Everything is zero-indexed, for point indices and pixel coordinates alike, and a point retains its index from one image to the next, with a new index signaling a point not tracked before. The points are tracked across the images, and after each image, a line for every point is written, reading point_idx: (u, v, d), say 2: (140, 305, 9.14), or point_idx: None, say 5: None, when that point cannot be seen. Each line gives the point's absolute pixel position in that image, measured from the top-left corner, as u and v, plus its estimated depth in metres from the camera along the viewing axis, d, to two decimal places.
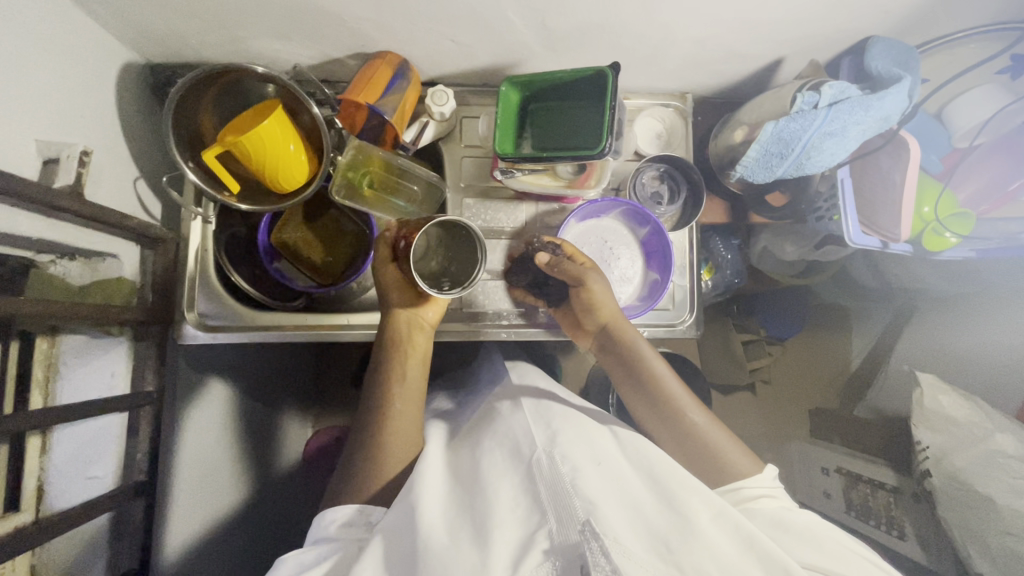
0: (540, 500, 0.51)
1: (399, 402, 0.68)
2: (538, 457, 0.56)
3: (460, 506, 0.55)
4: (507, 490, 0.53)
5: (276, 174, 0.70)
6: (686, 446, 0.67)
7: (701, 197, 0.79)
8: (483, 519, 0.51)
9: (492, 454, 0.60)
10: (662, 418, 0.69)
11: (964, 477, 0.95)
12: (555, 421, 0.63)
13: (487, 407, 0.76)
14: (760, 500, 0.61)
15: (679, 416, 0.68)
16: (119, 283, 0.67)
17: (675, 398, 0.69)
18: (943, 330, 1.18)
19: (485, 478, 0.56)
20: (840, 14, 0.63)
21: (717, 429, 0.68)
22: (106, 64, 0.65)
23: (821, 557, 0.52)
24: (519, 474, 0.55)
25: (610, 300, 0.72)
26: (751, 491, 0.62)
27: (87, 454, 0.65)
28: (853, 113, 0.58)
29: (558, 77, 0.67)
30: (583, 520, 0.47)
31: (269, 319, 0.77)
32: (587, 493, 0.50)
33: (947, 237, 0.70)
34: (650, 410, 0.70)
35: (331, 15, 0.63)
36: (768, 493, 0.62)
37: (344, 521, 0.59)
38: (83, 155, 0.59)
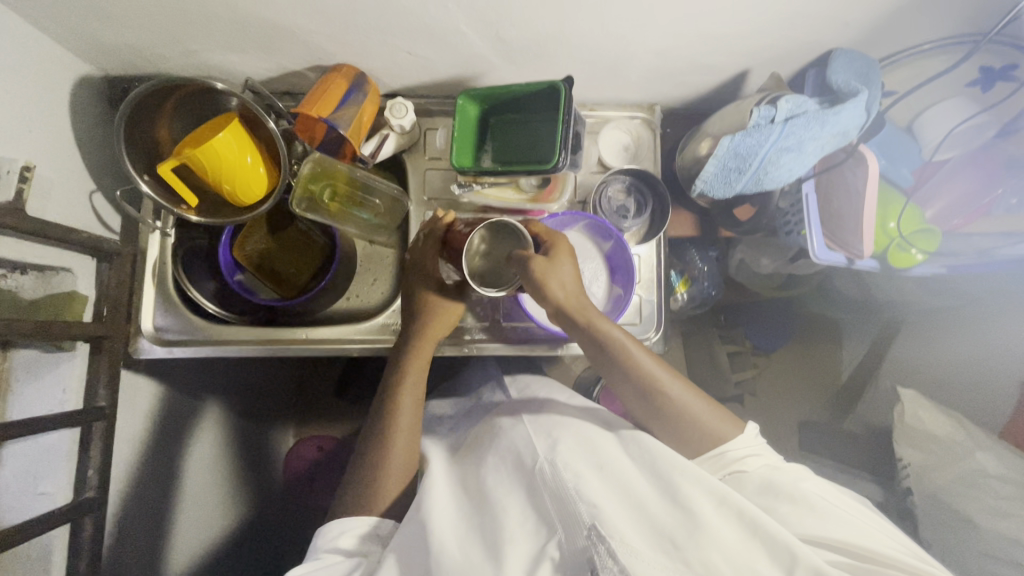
0: (545, 513, 0.51)
1: (405, 420, 0.67)
2: (540, 468, 0.55)
3: (470, 523, 0.54)
4: (514, 506, 0.53)
5: (234, 187, 0.70)
6: (670, 423, 0.64)
7: (667, 209, 0.77)
8: (493, 537, 0.50)
9: (496, 471, 0.60)
10: (640, 393, 0.64)
11: (946, 496, 0.92)
12: (557, 430, 0.62)
13: (489, 422, 0.74)
14: (746, 460, 0.60)
15: (656, 390, 0.64)
16: (71, 298, 0.65)
17: (654, 374, 0.64)
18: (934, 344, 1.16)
19: (489, 495, 0.56)
20: (799, 26, 0.62)
21: (693, 396, 0.64)
22: (58, 78, 0.64)
23: (811, 517, 0.52)
24: (522, 491, 0.55)
25: (569, 284, 0.66)
26: (736, 452, 0.60)
27: (36, 470, 0.63)
28: (809, 128, 0.57)
29: (515, 91, 0.66)
30: (589, 523, 0.46)
31: (229, 333, 0.76)
32: (590, 496, 0.49)
33: (913, 254, 0.69)
34: (628, 387, 0.65)
35: (284, 27, 0.62)
36: (755, 452, 0.61)
37: (356, 538, 0.59)
38: (23, 170, 0.57)
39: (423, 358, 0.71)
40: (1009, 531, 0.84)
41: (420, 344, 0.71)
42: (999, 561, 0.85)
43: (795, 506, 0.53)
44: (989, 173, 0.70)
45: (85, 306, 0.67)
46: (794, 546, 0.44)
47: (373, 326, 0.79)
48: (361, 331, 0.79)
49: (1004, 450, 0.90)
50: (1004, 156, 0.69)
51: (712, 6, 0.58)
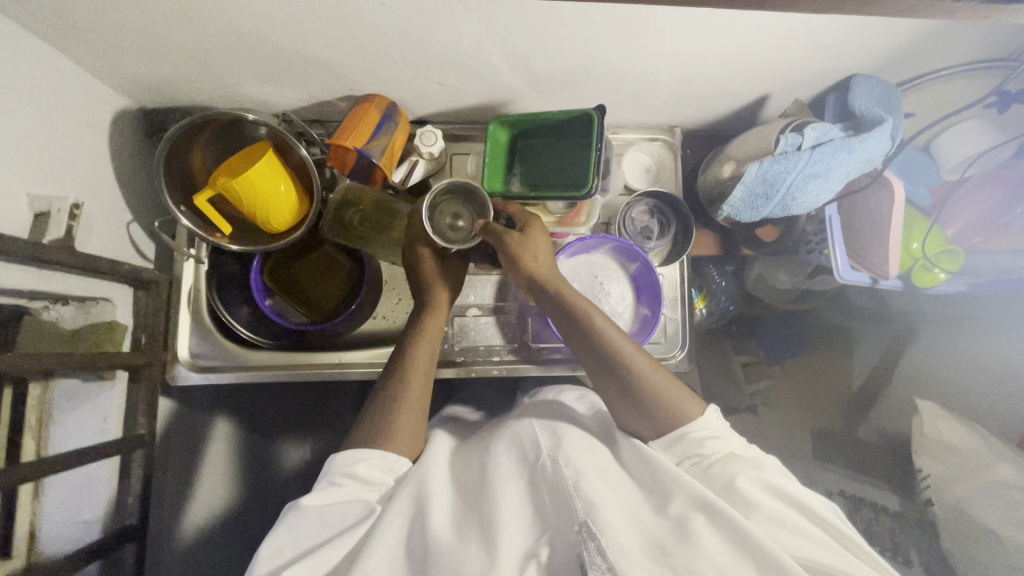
0: (544, 506, 0.51)
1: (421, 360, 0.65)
2: (543, 462, 0.54)
3: (467, 504, 0.54)
4: (513, 494, 0.52)
5: (268, 215, 0.71)
6: (634, 400, 0.60)
7: (690, 231, 0.79)
8: (488, 515, 0.50)
9: (495, 451, 0.59)
10: (602, 368, 0.61)
11: (966, 507, 0.93)
12: (563, 429, 0.60)
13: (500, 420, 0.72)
14: (706, 443, 0.57)
15: (619, 365, 0.60)
16: (112, 328, 0.68)
17: (619, 351, 0.61)
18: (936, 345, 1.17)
19: (487, 477, 0.56)
20: (822, 54, 0.63)
21: (658, 373, 0.61)
22: (99, 113, 0.66)
23: (783, 531, 0.50)
24: (523, 482, 0.54)
25: (544, 259, 0.66)
26: (696, 434, 0.57)
27: (78, 499, 0.65)
28: (836, 155, 0.58)
29: (544, 118, 0.68)
30: (581, 519, 0.46)
31: (265, 357, 0.77)
32: (588, 492, 0.49)
33: (936, 272, 0.70)
34: (593, 364, 0.62)
35: (319, 62, 0.64)
36: (716, 434, 0.58)
37: (374, 469, 0.56)
38: (73, 209, 0.59)
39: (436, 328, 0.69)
40: None
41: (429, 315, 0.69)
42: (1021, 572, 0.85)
43: (761, 513, 0.51)
44: (1010, 191, 0.71)
45: (123, 336, 0.69)
46: (786, 562, 0.45)
47: None
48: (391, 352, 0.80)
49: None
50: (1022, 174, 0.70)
51: (739, 37, 0.59)
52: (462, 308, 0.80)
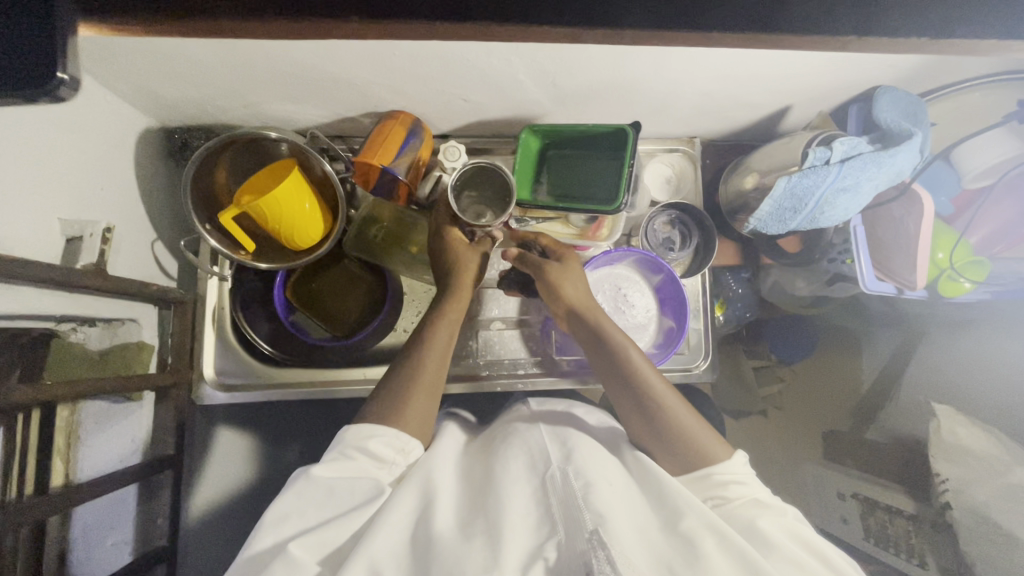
0: (550, 512, 0.49)
1: (440, 338, 0.62)
2: (552, 473, 0.53)
3: (472, 504, 0.52)
4: (518, 497, 0.51)
5: (293, 233, 0.71)
6: (657, 433, 0.59)
7: (712, 243, 0.79)
8: (493, 519, 0.48)
9: (505, 458, 0.56)
10: (629, 395, 0.60)
11: (985, 510, 0.94)
12: (573, 439, 0.59)
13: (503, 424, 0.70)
14: (730, 487, 0.55)
15: (646, 393, 0.60)
16: (139, 347, 0.69)
17: (646, 381, 0.60)
18: (949, 349, 1.17)
19: (495, 480, 0.53)
20: (847, 67, 0.64)
21: (686, 411, 0.60)
22: (124, 134, 0.66)
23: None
24: (531, 488, 0.52)
25: (581, 286, 0.66)
26: (721, 476, 0.56)
27: (109, 521, 0.66)
28: (866, 169, 0.59)
29: (582, 129, 0.68)
30: (591, 529, 0.45)
31: (292, 374, 0.77)
32: (598, 506, 0.47)
33: (963, 283, 0.71)
34: (618, 390, 0.61)
35: (345, 81, 0.64)
36: (741, 480, 0.56)
37: (388, 449, 0.54)
38: (106, 232, 0.60)
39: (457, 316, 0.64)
40: None
41: (450, 302, 0.64)
42: None
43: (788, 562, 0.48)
44: None
45: (149, 355, 0.70)
46: None
47: None
48: None
49: None
50: None
51: (765, 53, 0.60)
52: (486, 322, 0.80)
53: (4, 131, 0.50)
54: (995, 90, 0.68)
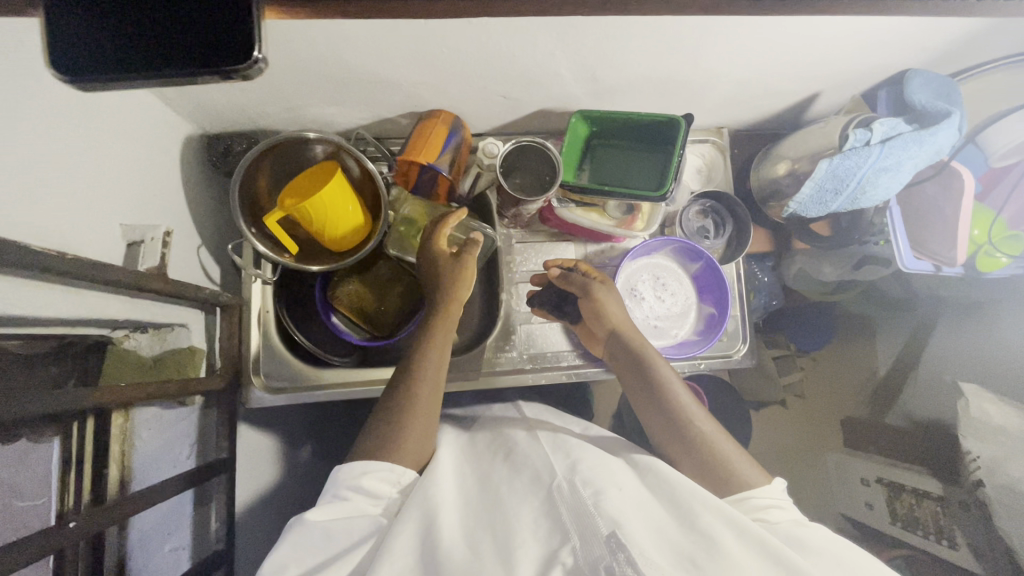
0: (560, 521, 0.48)
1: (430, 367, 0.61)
2: (558, 484, 0.52)
3: (479, 524, 0.51)
4: (528, 513, 0.50)
5: (337, 235, 0.72)
6: (692, 451, 0.61)
7: (747, 230, 0.80)
8: (505, 539, 0.48)
9: (510, 481, 0.56)
10: (664, 416, 0.64)
11: (1019, 485, 0.95)
12: (575, 451, 0.59)
13: (499, 433, 0.70)
14: (770, 511, 0.54)
15: (681, 415, 0.63)
16: (191, 352, 0.68)
17: (682, 403, 0.64)
18: (970, 333, 1.19)
19: (503, 504, 0.53)
20: (877, 52, 0.66)
21: (721, 436, 0.62)
22: (170, 141, 0.67)
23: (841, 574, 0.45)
24: (537, 501, 0.52)
25: (622, 311, 0.71)
26: (760, 500, 0.55)
27: (167, 526, 0.66)
28: (907, 149, 0.60)
29: (631, 119, 0.69)
30: (608, 533, 0.44)
31: (333, 374, 0.77)
32: (610, 513, 0.47)
33: (1000, 258, 0.73)
34: (653, 410, 0.65)
35: (390, 81, 0.66)
36: (778, 504, 0.55)
37: (382, 483, 0.53)
38: (165, 236, 0.60)
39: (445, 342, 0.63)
40: None
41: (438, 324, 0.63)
42: None
43: (835, 565, 0.46)
44: None
45: (201, 360, 0.69)
46: None
47: (469, 358, 0.79)
48: None
49: None
50: None
51: (802, 40, 0.61)
52: (527, 316, 0.81)
53: (68, 134, 0.50)
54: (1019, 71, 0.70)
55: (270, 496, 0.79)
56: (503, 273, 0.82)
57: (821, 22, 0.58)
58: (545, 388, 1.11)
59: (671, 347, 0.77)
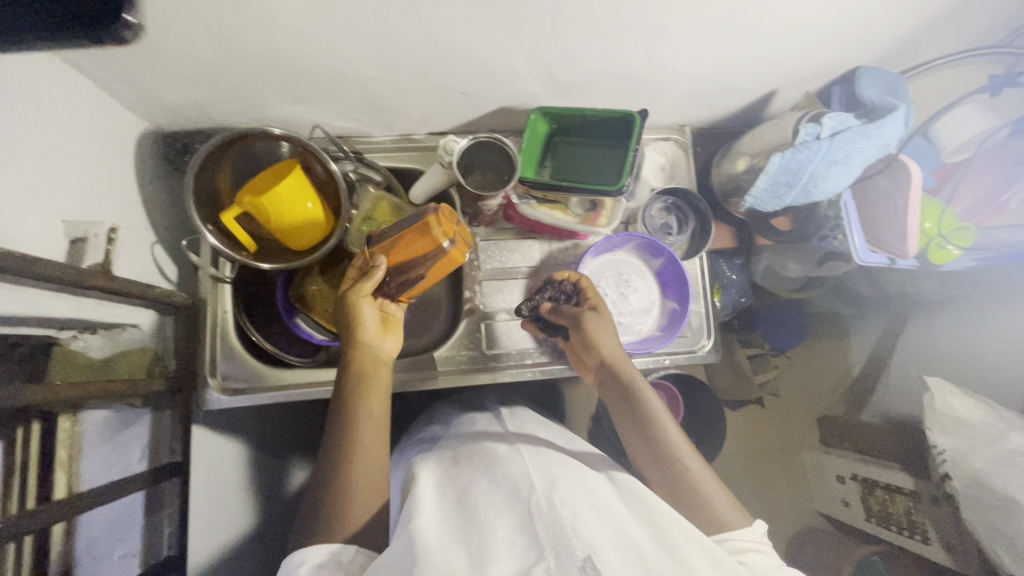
0: (537, 539, 0.48)
1: (364, 435, 0.57)
2: (537, 501, 0.52)
3: (454, 538, 0.50)
4: (503, 530, 0.50)
5: (297, 234, 0.71)
6: (675, 491, 0.61)
7: (708, 226, 0.81)
8: (480, 551, 0.47)
9: (487, 496, 0.55)
10: (653, 454, 0.63)
11: (983, 478, 0.95)
12: (556, 468, 0.59)
13: (477, 445, 0.69)
14: (750, 554, 0.54)
15: (663, 451, 0.62)
16: (142, 353, 0.67)
17: (665, 439, 0.63)
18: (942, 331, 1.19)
19: (477, 519, 0.52)
20: (828, 48, 0.67)
21: (707, 475, 0.61)
22: (123, 138, 0.66)
23: None
24: (513, 518, 0.51)
25: (615, 339, 0.68)
26: (740, 543, 0.55)
27: (116, 533, 0.63)
28: (856, 142, 0.61)
29: (589, 117, 0.70)
30: (584, 557, 0.44)
31: (290, 375, 0.75)
32: (587, 536, 0.47)
33: (950, 250, 0.73)
34: (642, 447, 0.64)
35: (345, 78, 0.65)
36: (756, 547, 0.55)
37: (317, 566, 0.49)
38: (107, 233, 0.60)
39: (380, 410, 0.60)
40: None
41: (364, 402, 0.59)
42: None
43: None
44: (1008, 170, 0.76)
45: (152, 361, 0.68)
46: None
47: (435, 357, 0.79)
48: None
49: None
50: (1017, 153, 0.75)
51: (753, 35, 0.62)
52: (492, 313, 0.81)
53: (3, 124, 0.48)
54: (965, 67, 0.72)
55: (232, 499, 0.76)
56: (466, 270, 0.82)
57: (771, 18, 0.59)
58: (518, 388, 1.10)
59: (633, 343, 0.77)
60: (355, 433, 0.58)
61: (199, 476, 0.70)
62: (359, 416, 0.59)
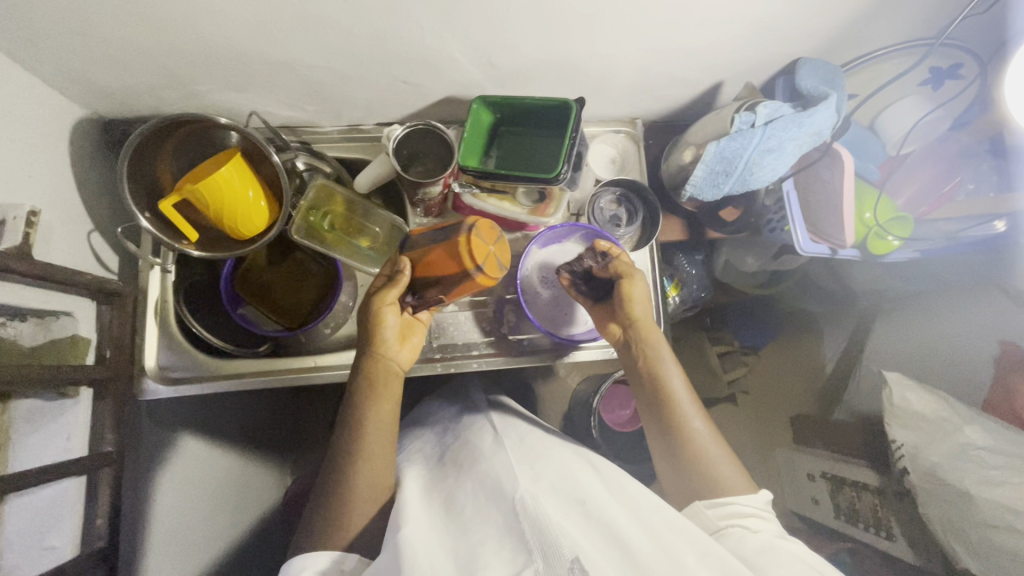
0: (523, 539, 0.47)
1: (371, 441, 0.61)
2: (520, 498, 0.51)
3: (442, 546, 0.50)
4: (488, 538, 0.49)
5: (237, 223, 0.70)
6: (681, 466, 0.64)
7: (657, 215, 0.80)
8: (466, 558, 0.47)
9: (473, 500, 0.55)
10: (666, 427, 0.65)
11: (938, 472, 0.94)
12: (541, 464, 0.59)
13: (465, 440, 0.69)
14: (752, 519, 0.58)
15: (675, 420, 0.65)
16: (73, 342, 0.64)
17: (677, 405, 0.65)
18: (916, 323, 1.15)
19: (464, 526, 0.52)
20: (766, 40, 0.67)
21: (716, 447, 0.64)
22: (56, 124, 0.65)
23: None
24: (499, 520, 0.50)
25: (647, 304, 0.69)
26: (743, 508, 0.59)
27: (41, 524, 0.59)
28: (788, 130, 0.61)
29: (529, 105, 0.70)
30: (571, 557, 0.43)
31: (234, 366, 0.76)
32: (572, 534, 0.46)
33: (889, 240, 0.75)
34: (656, 421, 0.66)
35: (281, 64, 0.64)
36: (759, 513, 0.59)
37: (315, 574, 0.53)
38: (29, 216, 0.59)
39: (385, 416, 0.62)
40: (999, 499, 0.86)
41: (370, 411, 0.62)
42: (1002, 529, 0.85)
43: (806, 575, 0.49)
44: (949, 162, 0.77)
45: (85, 350, 0.66)
46: None
47: None
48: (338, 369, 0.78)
49: (990, 422, 0.91)
50: (958, 146, 0.75)
51: (687, 24, 0.62)
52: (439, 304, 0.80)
53: None
54: (907, 59, 0.73)
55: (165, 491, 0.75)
56: None
57: (701, 6, 0.59)
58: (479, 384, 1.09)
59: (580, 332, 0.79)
60: (362, 438, 0.61)
61: (177, 476, 0.79)
62: (367, 420, 0.62)
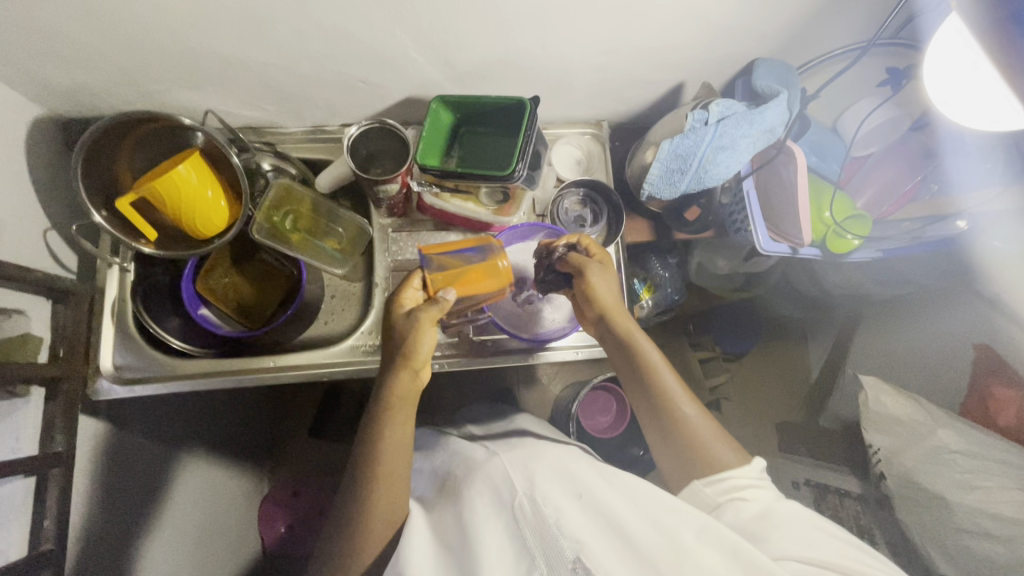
0: (528, 549, 0.48)
1: (385, 462, 0.56)
2: (520, 502, 0.51)
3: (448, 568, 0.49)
4: (493, 538, 0.49)
5: (196, 222, 0.70)
6: (679, 456, 0.61)
7: (621, 214, 0.80)
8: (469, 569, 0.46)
9: (472, 501, 0.53)
10: (658, 422, 0.63)
11: (915, 476, 0.91)
12: (534, 459, 0.56)
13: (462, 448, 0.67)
14: (747, 490, 0.56)
15: (673, 423, 0.62)
16: (25, 339, 0.63)
17: (665, 395, 0.63)
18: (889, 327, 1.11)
19: (468, 529, 0.50)
20: (719, 40, 0.68)
21: (710, 430, 0.61)
22: (13, 121, 0.65)
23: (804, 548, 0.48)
24: (503, 526, 0.50)
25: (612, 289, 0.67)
26: (738, 480, 0.57)
27: None
28: (739, 127, 0.63)
29: (486, 104, 0.70)
30: (574, 558, 0.45)
31: (192, 365, 0.75)
32: (573, 531, 0.46)
33: (848, 239, 0.77)
34: (650, 419, 0.64)
35: (236, 63, 0.65)
36: (755, 483, 0.57)
37: None
38: None
39: (404, 436, 0.58)
40: (976, 504, 0.83)
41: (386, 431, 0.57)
42: (978, 535, 0.82)
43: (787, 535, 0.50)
44: (911, 161, 0.77)
45: (38, 348, 0.65)
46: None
47: (341, 349, 0.78)
48: (305, 371, 0.76)
49: (962, 424, 0.88)
50: (920, 147, 0.76)
51: (639, 23, 0.63)
52: None
53: None
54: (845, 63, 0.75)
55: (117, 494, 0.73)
56: (379, 260, 0.82)
57: (649, 5, 0.60)
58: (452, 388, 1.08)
59: (542, 334, 0.78)
60: (377, 463, 0.56)
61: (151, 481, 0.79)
62: (384, 441, 0.57)
